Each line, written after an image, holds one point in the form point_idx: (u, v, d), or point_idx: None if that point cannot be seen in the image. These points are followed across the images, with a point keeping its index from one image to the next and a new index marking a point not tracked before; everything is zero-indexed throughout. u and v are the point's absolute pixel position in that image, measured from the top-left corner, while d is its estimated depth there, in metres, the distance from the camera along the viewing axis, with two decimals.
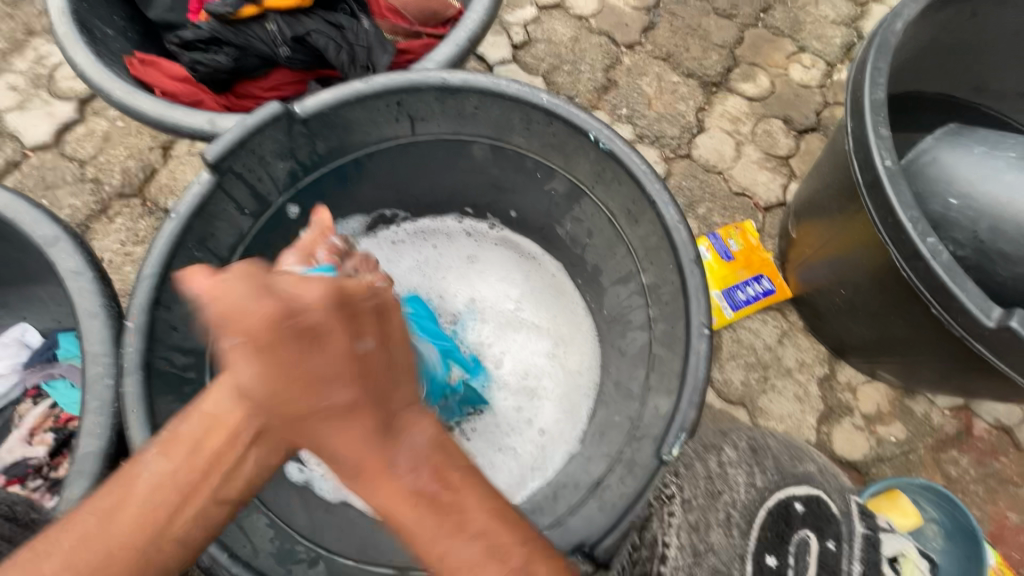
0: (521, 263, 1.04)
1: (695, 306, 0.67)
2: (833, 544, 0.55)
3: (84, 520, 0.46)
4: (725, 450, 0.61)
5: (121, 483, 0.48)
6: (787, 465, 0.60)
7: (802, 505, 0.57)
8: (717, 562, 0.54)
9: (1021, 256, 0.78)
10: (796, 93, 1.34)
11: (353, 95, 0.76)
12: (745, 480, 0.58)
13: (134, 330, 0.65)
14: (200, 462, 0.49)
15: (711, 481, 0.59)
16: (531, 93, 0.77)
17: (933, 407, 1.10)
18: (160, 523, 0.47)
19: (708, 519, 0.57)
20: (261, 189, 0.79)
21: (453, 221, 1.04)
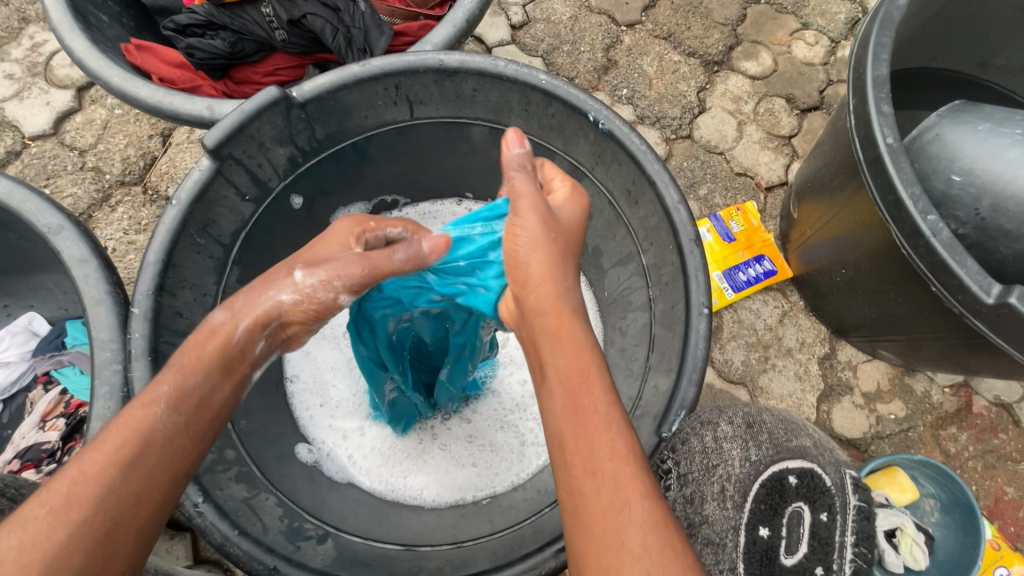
0: None
1: (695, 286, 0.67)
2: (826, 517, 0.63)
3: (101, 474, 0.51)
4: (721, 425, 0.71)
5: (130, 440, 0.53)
6: (781, 441, 0.68)
7: (796, 478, 0.64)
8: (711, 532, 0.66)
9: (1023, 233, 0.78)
10: (799, 71, 1.32)
11: (352, 78, 0.76)
12: (740, 455, 0.68)
13: (140, 316, 0.66)
14: (203, 419, 0.58)
15: (707, 456, 0.69)
16: (530, 74, 0.76)
17: (933, 385, 1.11)
18: (176, 471, 0.55)
19: (704, 493, 0.68)
20: (262, 175, 0.79)
21: (451, 204, 1.05)
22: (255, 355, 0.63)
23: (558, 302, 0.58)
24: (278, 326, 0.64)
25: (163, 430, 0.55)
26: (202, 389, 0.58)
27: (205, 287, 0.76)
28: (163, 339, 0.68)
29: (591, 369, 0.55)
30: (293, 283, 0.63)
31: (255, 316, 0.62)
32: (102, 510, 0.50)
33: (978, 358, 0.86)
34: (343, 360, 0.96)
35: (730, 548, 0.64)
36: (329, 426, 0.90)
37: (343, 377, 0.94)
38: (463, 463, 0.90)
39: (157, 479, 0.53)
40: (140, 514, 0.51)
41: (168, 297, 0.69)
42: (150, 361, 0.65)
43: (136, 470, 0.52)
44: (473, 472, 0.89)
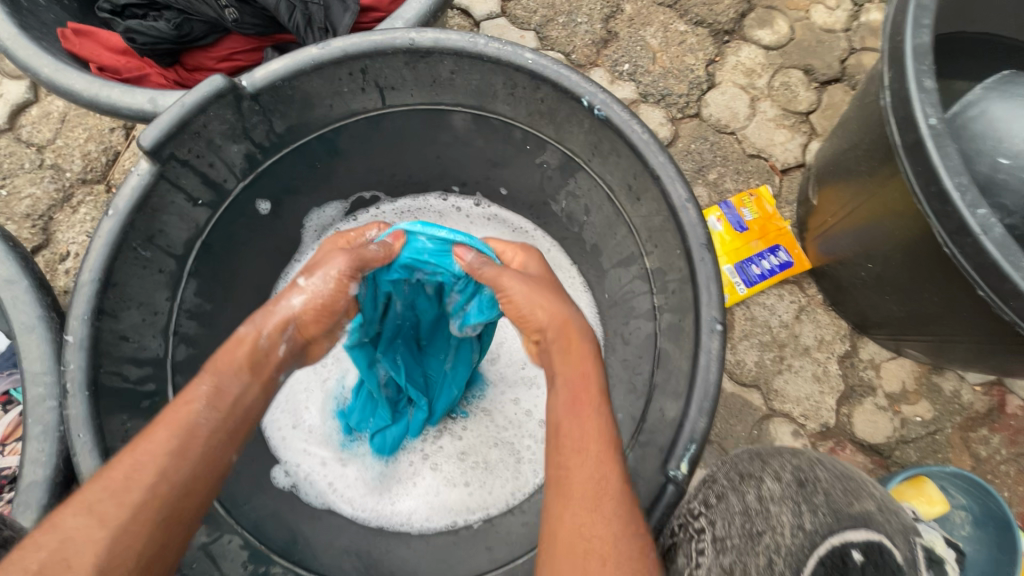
0: (513, 237, 0.95)
1: (705, 298, 0.59)
2: None
3: (153, 462, 0.50)
4: (766, 481, 0.51)
5: (174, 431, 0.52)
6: (841, 504, 0.48)
7: (862, 555, 0.45)
8: None
9: None
10: (818, 39, 1.20)
11: (310, 62, 0.66)
12: (791, 521, 0.47)
13: (75, 345, 0.58)
14: (239, 418, 0.56)
15: (749, 518, 0.49)
16: (514, 53, 0.66)
17: (963, 384, 1.02)
18: (217, 464, 0.54)
19: (745, 563, 0.46)
20: (215, 176, 0.71)
21: (437, 198, 0.95)
22: (280, 358, 0.60)
23: (564, 317, 0.58)
24: (296, 330, 0.61)
25: (208, 425, 0.54)
26: (234, 387, 0.56)
27: (156, 304, 0.68)
28: (105, 369, 0.61)
29: (591, 374, 0.57)
30: (298, 287, 0.60)
31: (272, 321, 0.59)
32: (154, 497, 0.49)
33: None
34: (317, 381, 0.89)
35: None
36: (304, 449, 0.84)
37: (317, 398, 0.88)
38: (454, 483, 0.84)
39: (203, 470, 0.52)
40: (188, 505, 0.51)
41: (109, 320, 0.61)
42: (90, 396, 0.58)
43: (183, 460, 0.51)
44: (465, 493, 0.82)
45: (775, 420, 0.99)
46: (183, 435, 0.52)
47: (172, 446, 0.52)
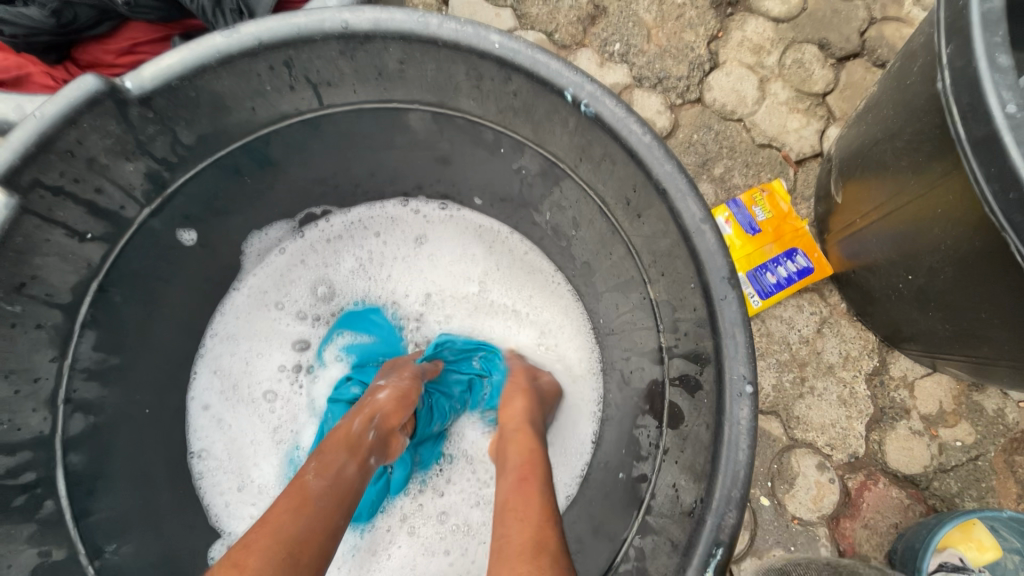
0: (481, 235, 0.81)
1: (731, 352, 0.45)
2: None
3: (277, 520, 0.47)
4: None
5: (290, 493, 0.50)
6: None
7: None
8: None
9: None
10: (834, 8, 1.05)
11: (215, 55, 0.51)
12: None
13: None
14: (342, 493, 0.52)
15: None
16: (476, 35, 0.51)
17: (1007, 402, 0.90)
18: (330, 528, 0.49)
19: None
20: (107, 204, 0.56)
21: (394, 206, 0.81)
22: (369, 442, 0.59)
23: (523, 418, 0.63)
24: (382, 418, 0.62)
25: (317, 489, 0.51)
26: (337, 459, 0.54)
27: (32, 372, 0.53)
28: None
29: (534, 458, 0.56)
30: (382, 385, 0.67)
31: (365, 410, 0.62)
32: (279, 548, 0.44)
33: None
34: (267, 432, 0.77)
35: None
36: (249, 515, 0.73)
37: (268, 452, 0.76)
38: (433, 552, 0.73)
39: (321, 524, 0.48)
40: (307, 559, 0.45)
41: None
42: None
43: (300, 515, 0.48)
44: (444, 563, 0.72)
45: (797, 451, 0.87)
46: (301, 497, 0.49)
47: (292, 505, 0.48)
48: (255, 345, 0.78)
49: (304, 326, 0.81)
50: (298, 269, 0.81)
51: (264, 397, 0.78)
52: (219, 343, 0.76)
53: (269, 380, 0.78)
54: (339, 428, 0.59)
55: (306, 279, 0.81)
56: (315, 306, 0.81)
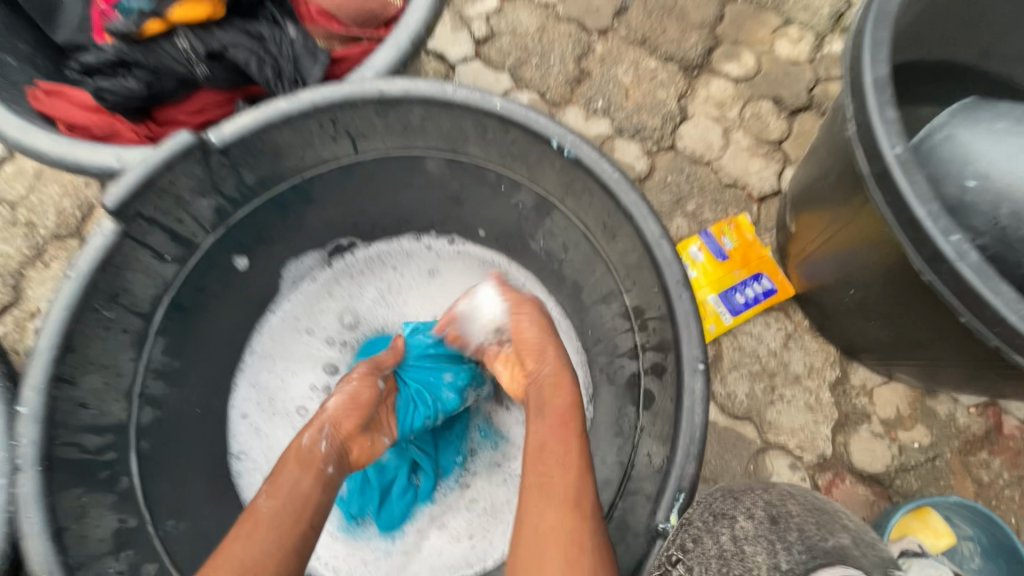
0: (486, 268, 0.94)
1: (687, 339, 0.57)
2: None
3: (232, 546, 0.57)
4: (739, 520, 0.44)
5: (244, 522, 0.59)
6: (814, 539, 0.42)
7: None
8: None
9: None
10: (784, 71, 1.23)
11: (278, 115, 0.65)
12: (767, 563, 0.41)
13: (28, 417, 0.55)
14: (297, 504, 0.62)
15: (725, 563, 0.42)
16: (483, 99, 0.66)
17: (958, 407, 1.00)
18: (283, 539, 0.58)
19: None
20: (183, 231, 0.69)
21: (410, 241, 0.94)
22: (321, 453, 0.67)
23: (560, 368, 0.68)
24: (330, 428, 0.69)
25: (268, 511, 0.60)
26: (288, 480, 0.63)
27: (118, 367, 0.65)
28: (62, 440, 0.57)
29: (569, 412, 0.65)
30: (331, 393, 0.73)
31: (314, 425, 0.70)
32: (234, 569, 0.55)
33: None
34: None
35: None
36: None
37: None
38: (458, 537, 0.82)
39: (271, 543, 0.58)
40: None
41: (66, 387, 0.58)
42: (43, 472, 0.54)
43: (252, 539, 0.58)
44: (468, 547, 0.81)
45: (770, 453, 0.97)
46: (254, 521, 0.59)
47: (246, 530, 0.58)
48: (291, 365, 0.88)
49: (333, 350, 0.90)
50: (327, 300, 0.92)
51: (297, 411, 0.86)
52: (257, 359, 0.86)
53: (302, 397, 0.87)
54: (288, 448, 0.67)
55: (334, 309, 0.92)
56: (342, 332, 0.92)
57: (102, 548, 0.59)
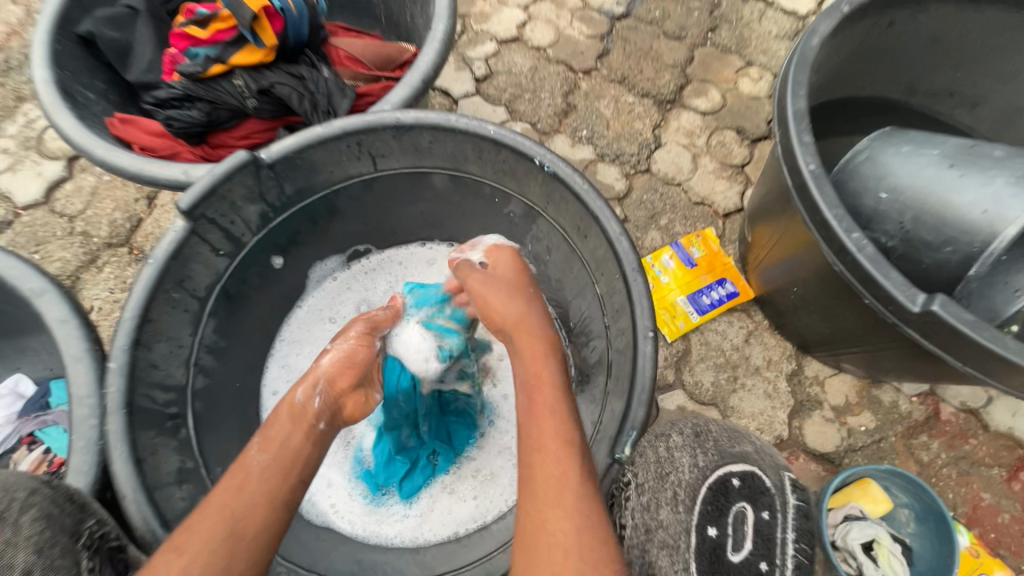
0: None
1: (639, 312, 0.72)
2: (767, 514, 0.63)
3: (222, 496, 0.61)
4: (672, 436, 0.68)
5: (236, 473, 0.63)
6: (725, 446, 0.68)
7: (738, 480, 0.64)
8: (665, 537, 0.62)
9: (941, 242, 0.82)
10: (746, 105, 1.41)
11: (316, 138, 0.82)
12: (689, 461, 0.66)
13: (117, 370, 0.69)
14: (287, 460, 0.65)
15: (661, 464, 0.66)
16: (479, 126, 0.83)
17: (900, 395, 1.13)
18: (272, 494, 0.62)
19: (658, 499, 0.64)
20: (235, 232, 0.85)
21: (416, 247, 1.10)
22: (316, 408, 0.70)
23: (519, 317, 0.74)
24: (324, 383, 0.73)
25: (259, 465, 0.64)
26: (280, 435, 0.67)
27: (181, 339, 0.79)
28: (139, 391, 0.71)
29: (546, 369, 0.69)
30: (327, 349, 0.77)
31: (307, 379, 0.73)
32: (225, 519, 0.59)
33: (986, 326, 0.69)
34: None
35: (684, 550, 0.61)
36: None
37: None
38: (464, 498, 0.92)
39: (261, 495, 0.61)
40: (250, 525, 0.59)
41: (144, 350, 0.73)
42: (126, 414, 0.68)
43: (242, 492, 0.61)
44: (472, 505, 0.91)
45: None
46: (245, 473, 0.63)
47: (236, 482, 0.62)
48: (314, 347, 1.02)
49: None
50: (346, 292, 1.07)
51: None
52: (285, 345, 1.01)
53: None
54: (279, 405, 0.71)
55: (352, 301, 1.07)
56: None
57: (168, 479, 0.72)
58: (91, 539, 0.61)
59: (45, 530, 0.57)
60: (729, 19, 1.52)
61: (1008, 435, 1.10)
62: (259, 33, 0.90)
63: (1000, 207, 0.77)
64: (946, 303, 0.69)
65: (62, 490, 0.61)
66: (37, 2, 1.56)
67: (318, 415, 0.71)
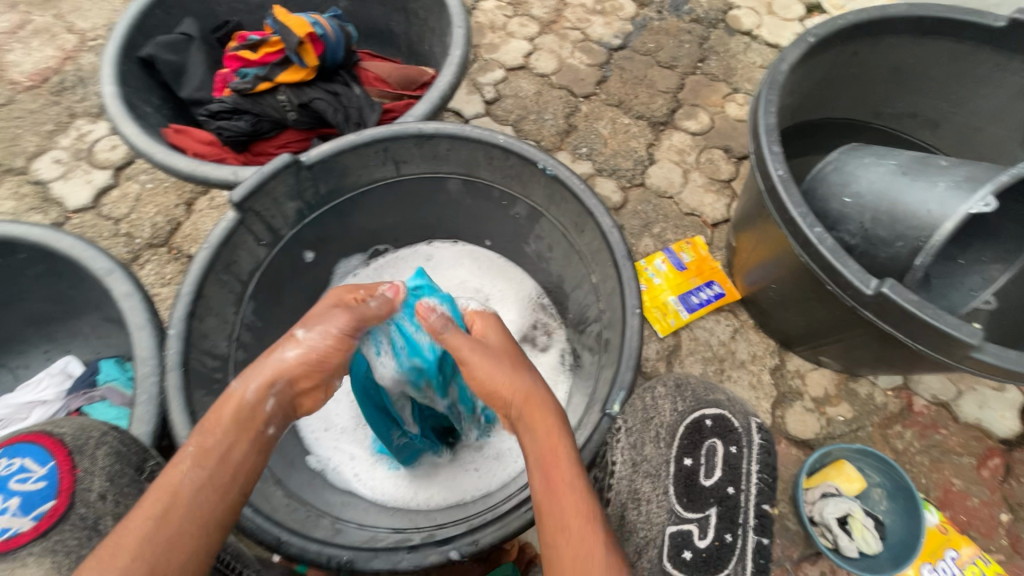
0: (483, 266, 1.22)
1: (628, 291, 0.82)
2: (734, 448, 0.78)
3: (144, 521, 0.58)
4: (656, 388, 0.85)
5: (163, 490, 0.60)
6: (701, 394, 0.84)
7: (711, 421, 0.80)
8: (649, 466, 0.78)
9: (894, 238, 0.96)
10: (732, 127, 1.55)
11: (349, 144, 0.95)
12: (670, 406, 0.83)
13: (175, 335, 0.80)
14: (224, 476, 0.63)
15: (646, 410, 0.82)
16: (490, 135, 0.96)
17: (876, 388, 1.22)
18: (204, 519, 0.60)
19: (644, 437, 0.80)
20: (275, 225, 0.97)
21: (423, 246, 1.22)
22: (267, 413, 0.68)
23: (526, 392, 0.69)
24: (281, 384, 0.69)
25: (190, 484, 0.60)
26: (220, 446, 0.64)
27: (225, 315, 0.91)
28: (193, 356, 0.82)
29: (559, 445, 0.65)
30: (296, 341, 0.71)
31: (263, 378, 0.68)
32: (146, 548, 0.56)
33: (930, 306, 0.79)
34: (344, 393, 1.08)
35: (664, 477, 0.77)
36: (334, 447, 1.02)
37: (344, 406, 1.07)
38: (469, 469, 1.01)
39: (191, 519, 0.59)
40: (177, 557, 0.57)
41: (197, 321, 0.84)
42: (182, 372, 0.79)
43: (168, 520, 0.58)
44: (476, 475, 1.00)
45: None
46: (173, 492, 0.60)
47: (159, 505, 0.59)
48: None
49: None
50: None
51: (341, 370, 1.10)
52: None
53: None
54: (217, 407, 0.67)
55: None
56: None
57: None
58: (151, 474, 0.74)
59: (116, 463, 0.70)
60: (717, 51, 1.68)
61: (977, 426, 1.18)
62: (303, 55, 1.06)
63: (941, 205, 0.90)
64: (895, 286, 0.80)
65: (130, 434, 0.74)
66: (91, 31, 1.73)
67: (265, 423, 0.67)
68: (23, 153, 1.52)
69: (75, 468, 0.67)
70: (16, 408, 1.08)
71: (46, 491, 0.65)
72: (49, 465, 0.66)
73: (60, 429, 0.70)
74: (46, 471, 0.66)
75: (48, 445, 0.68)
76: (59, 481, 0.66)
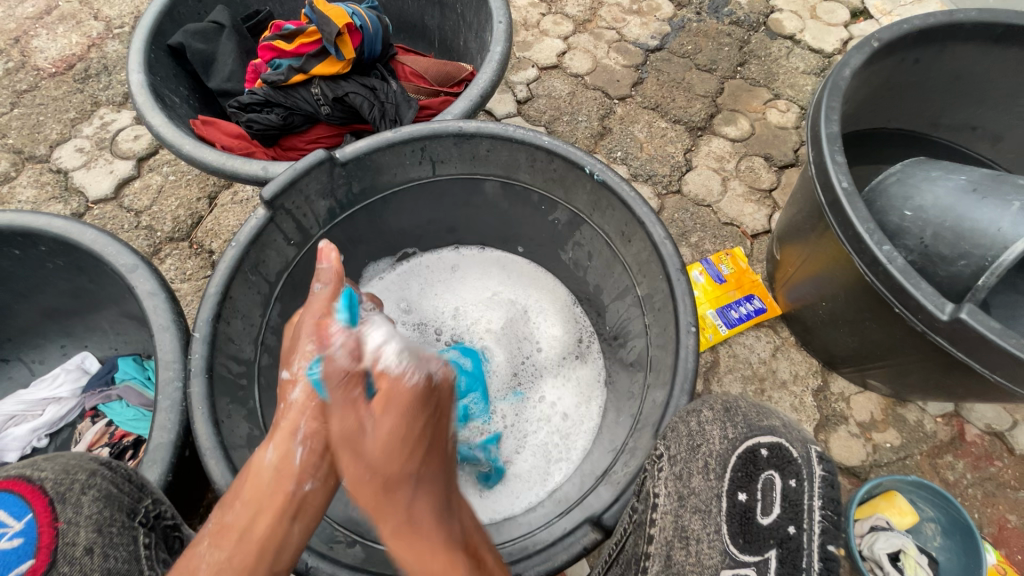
0: (504, 273, 1.18)
1: (683, 309, 0.77)
2: (795, 481, 0.52)
3: None
4: (703, 411, 0.63)
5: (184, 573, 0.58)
6: (755, 419, 0.59)
7: (766, 450, 0.55)
8: (698, 502, 0.58)
9: (957, 256, 0.89)
10: (774, 134, 1.49)
11: (385, 142, 0.90)
12: (719, 433, 0.60)
13: (200, 339, 0.76)
14: (247, 550, 0.59)
15: (692, 436, 0.62)
16: (534, 137, 0.90)
17: (925, 415, 1.16)
18: None
19: (690, 468, 0.60)
20: (305, 224, 0.92)
21: (448, 251, 1.18)
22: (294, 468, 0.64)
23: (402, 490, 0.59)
24: (302, 434, 0.66)
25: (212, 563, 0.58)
26: (242, 519, 0.61)
27: (252, 318, 0.86)
28: (218, 360, 0.78)
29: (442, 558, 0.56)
30: (292, 381, 0.69)
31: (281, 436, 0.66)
32: None
33: (1013, 334, 0.73)
34: None
35: (715, 513, 0.56)
36: None
37: None
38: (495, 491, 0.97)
39: None
40: None
41: (223, 325, 0.80)
42: (206, 378, 0.74)
43: None
44: (502, 496, 0.96)
45: None
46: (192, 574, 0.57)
47: None
48: None
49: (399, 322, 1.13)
50: (388, 293, 1.15)
51: None
52: None
53: None
54: (240, 475, 0.65)
55: (391, 298, 1.15)
56: (400, 314, 1.14)
57: (241, 442, 0.78)
58: (148, 517, 0.66)
59: (103, 509, 0.61)
60: (758, 55, 1.61)
61: None
62: (340, 47, 1.03)
63: (1014, 226, 0.84)
64: (974, 312, 0.74)
65: (119, 472, 0.65)
66: (117, 18, 1.70)
67: (300, 478, 0.64)
68: (45, 140, 1.49)
69: (57, 520, 0.57)
70: (30, 404, 1.04)
71: (23, 548, 0.53)
72: (26, 518, 0.55)
73: (41, 472, 0.60)
74: (23, 525, 0.55)
75: (25, 494, 0.57)
76: (39, 536, 0.55)
